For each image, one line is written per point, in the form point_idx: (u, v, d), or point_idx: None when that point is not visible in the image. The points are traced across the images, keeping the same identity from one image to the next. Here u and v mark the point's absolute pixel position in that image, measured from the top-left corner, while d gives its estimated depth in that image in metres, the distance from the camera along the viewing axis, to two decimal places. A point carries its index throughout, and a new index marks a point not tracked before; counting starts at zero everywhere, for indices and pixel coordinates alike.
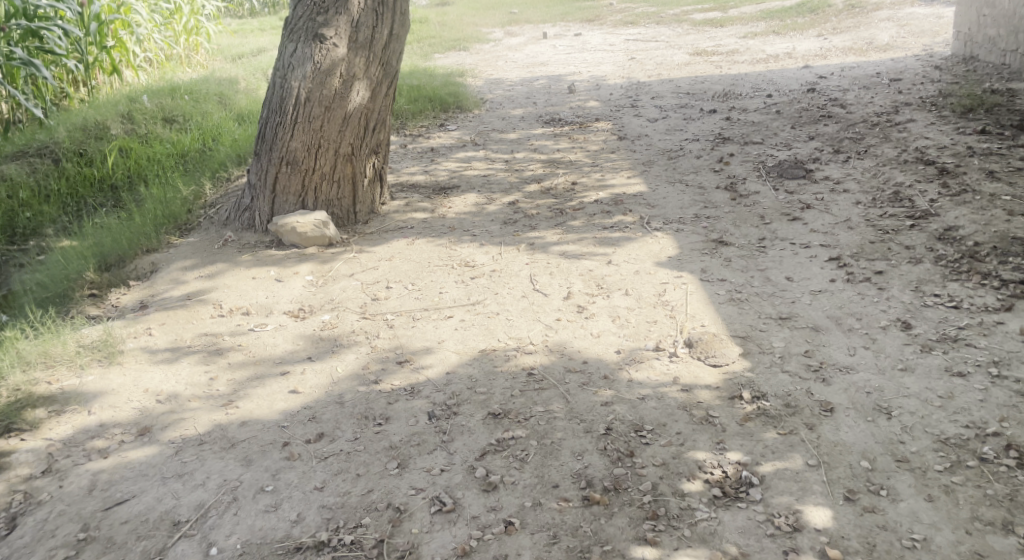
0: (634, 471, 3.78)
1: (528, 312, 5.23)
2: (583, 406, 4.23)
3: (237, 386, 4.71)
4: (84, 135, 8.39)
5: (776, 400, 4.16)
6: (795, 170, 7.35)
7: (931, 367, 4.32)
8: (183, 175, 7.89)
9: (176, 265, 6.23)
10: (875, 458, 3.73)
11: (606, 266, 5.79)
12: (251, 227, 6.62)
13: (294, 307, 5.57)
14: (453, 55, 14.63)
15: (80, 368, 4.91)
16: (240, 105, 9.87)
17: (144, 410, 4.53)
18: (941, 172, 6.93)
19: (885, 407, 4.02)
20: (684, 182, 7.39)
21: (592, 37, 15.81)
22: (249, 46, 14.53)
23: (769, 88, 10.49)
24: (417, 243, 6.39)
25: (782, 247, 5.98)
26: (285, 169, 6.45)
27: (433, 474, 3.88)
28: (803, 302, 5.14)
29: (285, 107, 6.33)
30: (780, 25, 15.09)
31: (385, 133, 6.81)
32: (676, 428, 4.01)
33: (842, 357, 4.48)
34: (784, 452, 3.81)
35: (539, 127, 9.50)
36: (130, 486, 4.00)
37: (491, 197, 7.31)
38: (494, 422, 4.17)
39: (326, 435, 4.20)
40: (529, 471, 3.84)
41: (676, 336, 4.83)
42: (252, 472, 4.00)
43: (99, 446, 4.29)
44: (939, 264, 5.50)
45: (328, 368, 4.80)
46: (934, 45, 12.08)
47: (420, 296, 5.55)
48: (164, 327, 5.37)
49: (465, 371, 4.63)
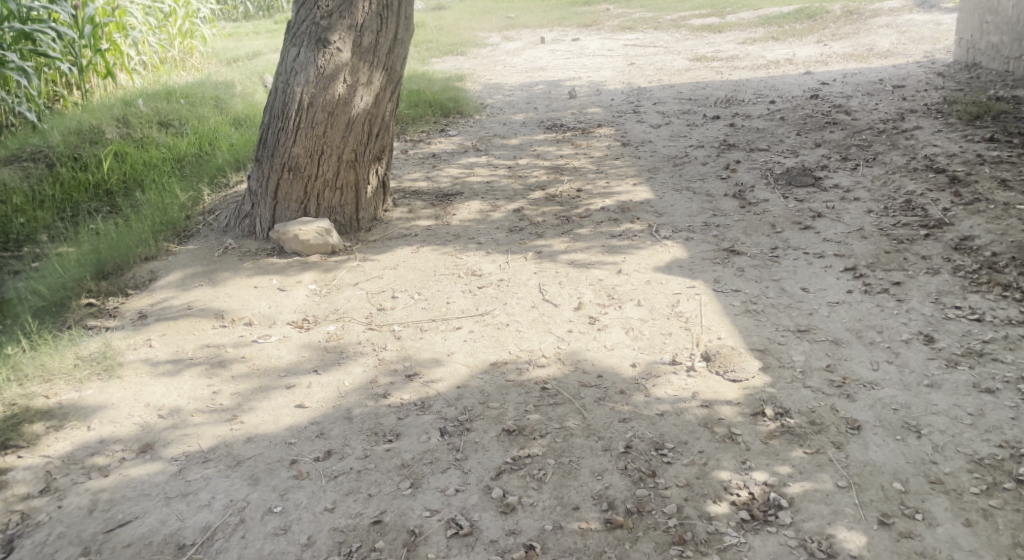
0: (657, 492, 3.65)
1: (539, 323, 5.09)
2: (601, 422, 4.09)
3: (241, 400, 4.55)
4: (79, 140, 8.24)
5: (800, 417, 4.03)
6: (804, 178, 7.24)
7: (958, 384, 4.22)
8: (181, 180, 7.73)
9: (175, 274, 6.08)
10: (907, 479, 3.61)
11: (616, 275, 5.66)
12: (251, 234, 6.48)
13: (298, 318, 5.42)
14: (450, 60, 14.49)
15: (78, 382, 4.74)
16: (236, 109, 9.70)
17: (145, 426, 4.37)
18: (953, 180, 6.82)
19: (914, 426, 3.92)
20: (691, 189, 7.27)
21: (590, 42, 15.69)
22: (244, 49, 14.37)
23: (772, 95, 10.39)
24: (422, 251, 6.25)
25: (796, 256, 5.86)
26: (287, 176, 6.31)
27: (448, 495, 3.74)
28: (821, 313, 5.01)
29: (287, 112, 6.19)
30: (779, 32, 15.03)
31: (388, 139, 6.67)
32: (698, 446, 3.88)
33: (865, 372, 4.37)
34: (812, 473, 3.69)
35: (541, 132, 9.37)
36: (133, 507, 3.84)
37: (495, 204, 7.17)
38: (510, 439, 4.03)
39: (335, 453, 4.05)
40: (548, 491, 3.70)
41: (692, 348, 4.69)
42: (259, 492, 3.84)
43: (99, 464, 4.13)
44: (958, 274, 5.39)
45: (335, 381, 4.65)
46: (935, 52, 12.00)
47: (427, 306, 5.40)
48: (164, 338, 5.22)
49: (476, 384, 4.49)
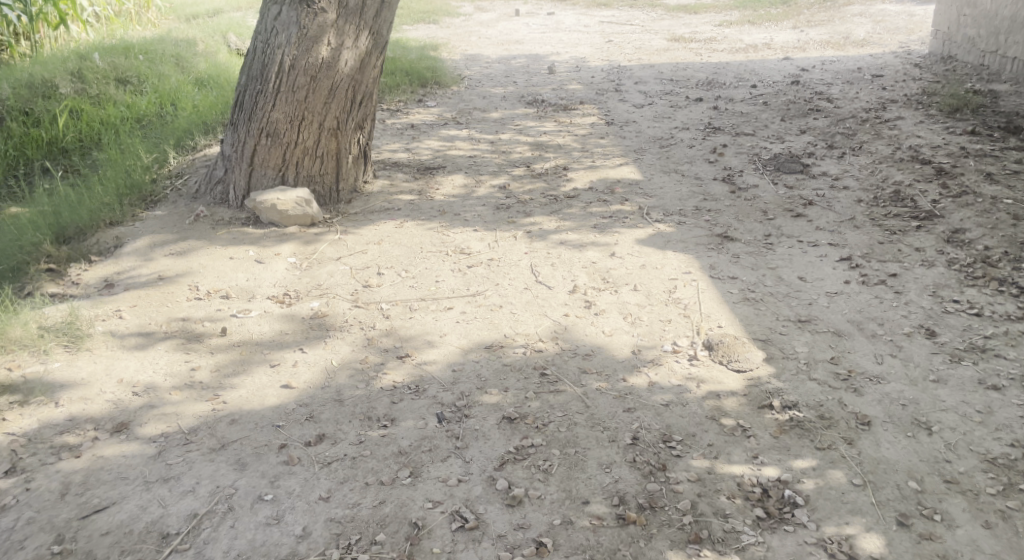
0: (669, 487, 3.55)
1: (533, 306, 4.92)
2: (605, 412, 3.97)
3: (221, 378, 4.32)
4: (31, 94, 7.86)
5: (809, 411, 3.95)
6: (792, 164, 7.13)
7: (964, 380, 4.16)
8: (143, 141, 7.39)
9: (143, 241, 5.80)
10: (922, 478, 3.58)
11: (609, 258, 5.51)
12: (224, 202, 6.22)
13: (278, 292, 5.19)
14: (423, 29, 14.16)
15: (43, 354, 4.47)
16: (200, 68, 9.29)
17: (119, 403, 4.12)
18: (940, 172, 6.73)
19: (924, 422, 3.87)
20: (679, 171, 7.13)
21: (566, 17, 15.44)
22: (205, 6, 13.86)
23: (753, 78, 10.29)
24: (406, 227, 6.03)
25: (790, 243, 5.73)
26: (264, 141, 6.04)
27: (450, 485, 3.58)
28: (820, 304, 4.89)
29: (267, 74, 5.91)
30: (755, 15, 14.91)
31: (371, 107, 6.39)
32: (707, 439, 3.78)
33: (869, 365, 4.28)
34: (826, 470, 3.63)
35: (523, 107, 9.16)
36: (109, 492, 3.60)
37: (480, 179, 6.97)
38: (511, 427, 3.89)
39: (327, 437, 3.86)
40: (556, 484, 3.58)
41: (693, 337, 4.56)
42: (247, 478, 3.64)
43: (69, 443, 3.88)
44: (952, 268, 5.27)
45: (321, 361, 4.44)
46: (910, 43, 11.95)
47: (416, 285, 5.20)
48: (136, 309, 4.95)
49: (472, 368, 4.32)
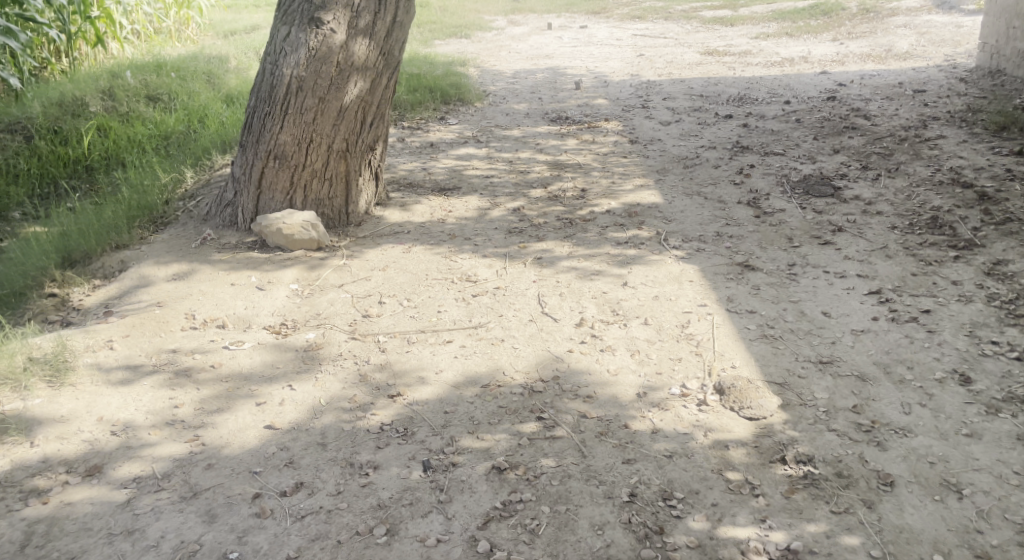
0: (665, 554, 3.28)
1: (537, 340, 4.65)
2: (602, 463, 3.69)
3: (205, 417, 4.11)
4: (60, 112, 7.82)
5: (824, 467, 3.63)
6: (823, 187, 6.77)
7: (1001, 435, 3.80)
8: (164, 161, 7.26)
9: (145, 265, 5.64)
10: (949, 552, 3.25)
11: (621, 288, 5.22)
12: (233, 225, 5.99)
13: (275, 322, 4.98)
14: (454, 43, 14.01)
15: (25, 389, 4.29)
16: (228, 85, 9.19)
17: (95, 444, 3.93)
18: (982, 196, 6.32)
19: (953, 483, 3.54)
20: (703, 194, 6.81)
21: (598, 31, 15.17)
22: (242, 22, 13.86)
23: (787, 94, 9.91)
24: (413, 252, 5.80)
25: (815, 274, 5.38)
26: (272, 164, 5.82)
27: (428, 547, 3.34)
28: (844, 343, 4.55)
29: (275, 96, 5.71)
30: (793, 27, 14.47)
31: (382, 128, 6.18)
32: (711, 498, 3.49)
33: (895, 415, 3.94)
34: (840, 538, 3.32)
35: (546, 125, 8.91)
36: (69, 545, 3.41)
37: (494, 201, 6.72)
38: (499, 479, 3.63)
39: (304, 486, 3.64)
40: (542, 548, 3.32)
41: (704, 378, 4.25)
42: (214, 533, 3.43)
43: (39, 488, 3.70)
44: (992, 305, 4.89)
45: (310, 399, 4.21)
46: (956, 57, 11.45)
47: (417, 315, 4.97)
48: (127, 339, 4.76)
49: (465, 410, 4.06)
